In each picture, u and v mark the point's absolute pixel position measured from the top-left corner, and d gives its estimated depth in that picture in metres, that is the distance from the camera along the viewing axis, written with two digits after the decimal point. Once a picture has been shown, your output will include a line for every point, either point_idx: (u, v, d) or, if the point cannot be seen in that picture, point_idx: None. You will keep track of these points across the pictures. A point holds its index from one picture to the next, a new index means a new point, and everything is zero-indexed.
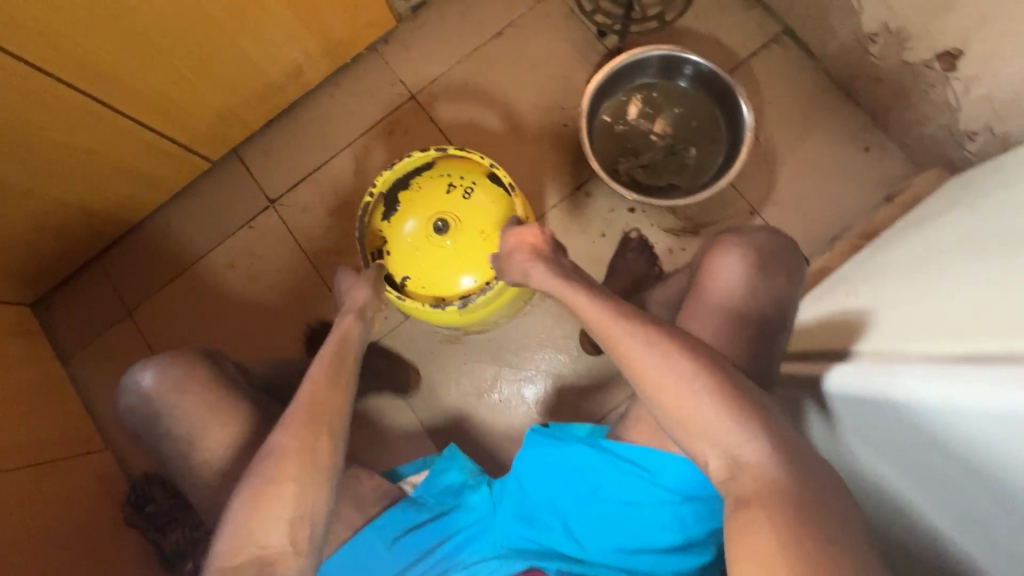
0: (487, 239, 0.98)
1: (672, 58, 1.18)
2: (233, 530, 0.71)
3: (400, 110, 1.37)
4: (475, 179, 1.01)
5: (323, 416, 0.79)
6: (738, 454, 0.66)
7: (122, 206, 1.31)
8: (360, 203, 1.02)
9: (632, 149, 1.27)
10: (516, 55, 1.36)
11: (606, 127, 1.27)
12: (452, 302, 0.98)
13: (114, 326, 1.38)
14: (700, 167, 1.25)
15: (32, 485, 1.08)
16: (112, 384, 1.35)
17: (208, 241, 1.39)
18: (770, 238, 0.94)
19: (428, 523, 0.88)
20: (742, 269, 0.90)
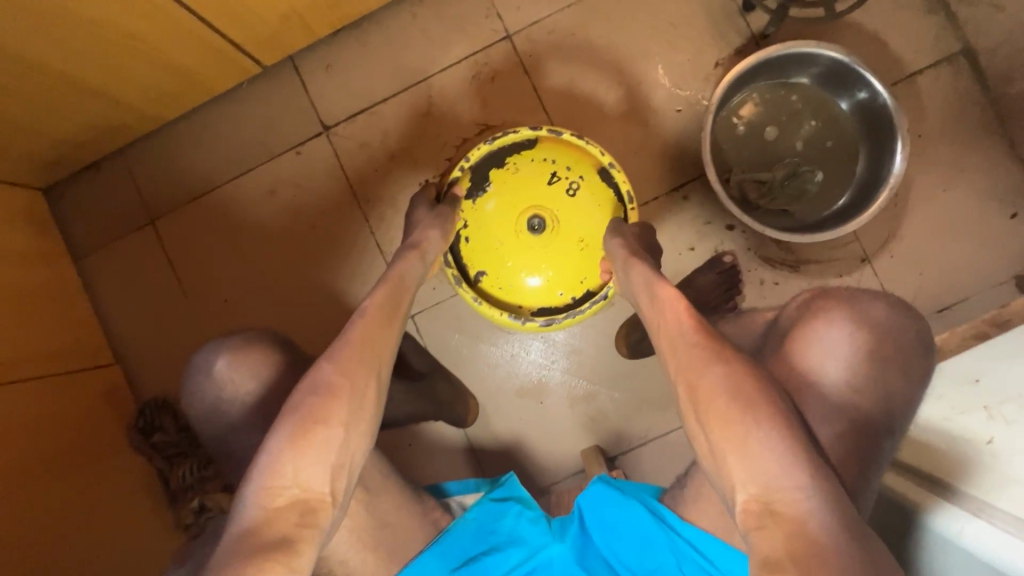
0: (585, 249, 0.84)
1: (842, 66, 0.99)
2: (268, 461, 0.59)
3: (492, 51, 1.17)
4: (584, 174, 0.85)
5: (373, 361, 0.67)
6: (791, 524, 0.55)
7: (156, 101, 1.13)
8: (446, 175, 0.86)
9: (751, 157, 1.10)
10: (641, 11, 1.14)
11: (730, 124, 1.10)
12: (534, 316, 0.85)
13: (133, 232, 1.25)
14: (820, 200, 1.09)
15: (38, 402, 1.00)
16: (127, 295, 1.24)
17: (247, 157, 1.23)
18: (890, 314, 0.75)
19: (482, 558, 0.76)
20: (843, 349, 0.73)
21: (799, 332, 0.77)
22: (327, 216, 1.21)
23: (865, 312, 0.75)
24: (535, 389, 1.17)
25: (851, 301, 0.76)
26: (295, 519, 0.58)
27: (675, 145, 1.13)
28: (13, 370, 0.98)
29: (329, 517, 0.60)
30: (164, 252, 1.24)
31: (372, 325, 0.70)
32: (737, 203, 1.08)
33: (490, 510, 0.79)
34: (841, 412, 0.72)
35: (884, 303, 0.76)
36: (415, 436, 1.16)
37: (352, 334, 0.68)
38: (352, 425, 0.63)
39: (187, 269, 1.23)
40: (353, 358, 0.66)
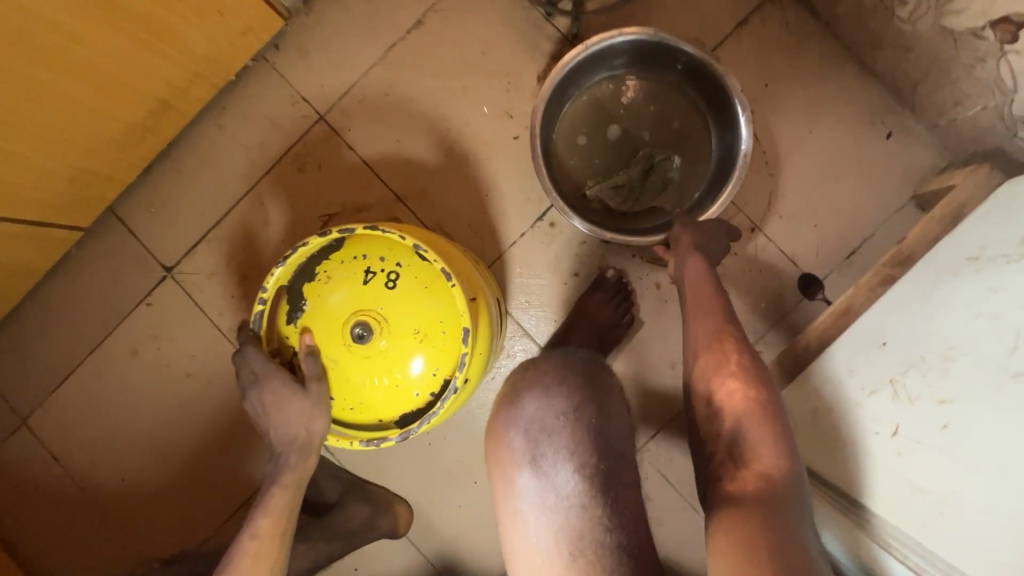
0: (425, 341, 0.75)
1: (654, 41, 0.92)
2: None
3: (308, 137, 1.09)
4: (398, 263, 0.76)
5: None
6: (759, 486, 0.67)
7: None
8: (252, 310, 0.78)
9: (602, 163, 1.02)
10: (443, 50, 1.07)
11: (568, 136, 1.02)
12: (391, 431, 0.77)
13: (6, 439, 1.15)
14: (687, 184, 1.00)
15: None
16: (19, 509, 1.14)
17: (99, 325, 1.14)
18: (545, 399, 0.70)
19: None
20: (527, 451, 0.68)
21: (497, 448, 0.71)
22: (200, 359, 1.12)
23: (548, 388, 0.70)
24: (465, 473, 1.07)
25: (537, 385, 0.71)
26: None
27: (523, 175, 1.06)
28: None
29: None
30: (43, 450, 1.14)
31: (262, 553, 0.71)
32: (601, 220, 0.99)
33: None
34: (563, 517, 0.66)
35: (570, 377, 0.70)
36: (359, 559, 1.09)
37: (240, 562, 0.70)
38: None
39: (72, 459, 1.14)
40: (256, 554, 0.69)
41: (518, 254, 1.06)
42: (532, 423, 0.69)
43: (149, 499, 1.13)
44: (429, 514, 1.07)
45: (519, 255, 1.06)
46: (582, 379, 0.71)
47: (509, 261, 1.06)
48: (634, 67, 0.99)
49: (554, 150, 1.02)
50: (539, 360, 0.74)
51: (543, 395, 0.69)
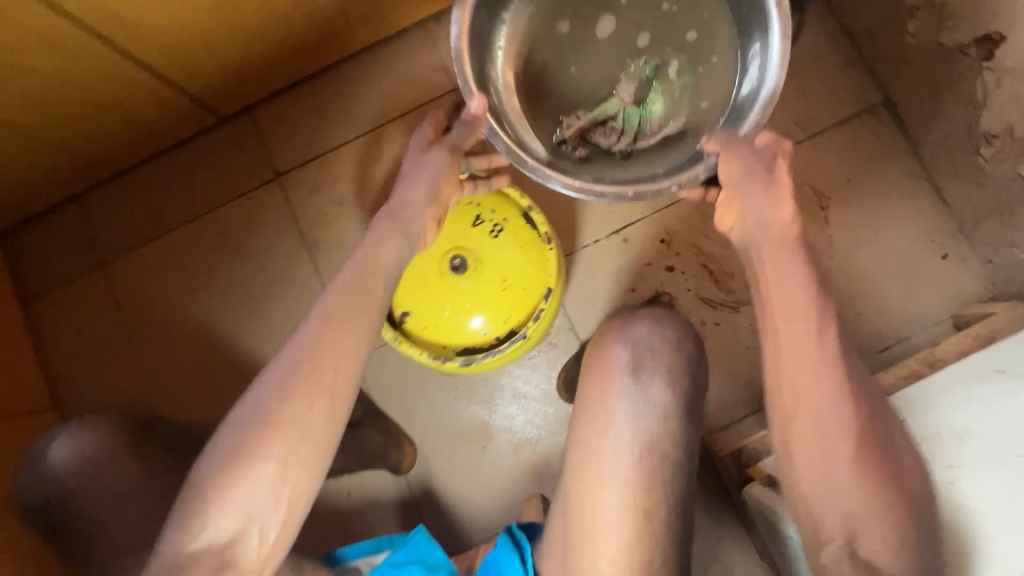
0: (507, 290, 0.85)
1: None
2: (212, 472, 0.60)
3: (439, 101, 1.22)
4: (506, 218, 0.86)
5: (323, 394, 0.63)
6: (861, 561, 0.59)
7: (89, 138, 1.11)
8: None
9: (592, 91, 0.96)
10: None
11: (535, 56, 0.96)
12: (453, 356, 0.85)
13: (85, 273, 1.26)
14: (706, 70, 0.93)
15: None
16: (73, 336, 1.24)
17: (200, 202, 1.25)
18: (653, 329, 0.74)
19: None
20: (630, 363, 0.71)
21: (597, 359, 0.73)
22: (275, 258, 1.23)
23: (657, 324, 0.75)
24: (477, 434, 1.14)
25: (651, 315, 0.76)
26: (212, 565, 0.58)
27: None
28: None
29: (249, 549, 0.60)
30: (111, 295, 1.25)
31: (342, 366, 0.65)
32: (612, 156, 0.94)
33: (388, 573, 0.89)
34: (643, 427, 0.68)
35: (678, 314, 0.77)
36: (353, 485, 1.15)
37: (313, 359, 0.64)
38: (298, 481, 0.62)
39: (134, 310, 1.24)
40: (321, 418, 0.63)
41: (589, 256, 1.16)
42: (639, 342, 0.73)
43: (185, 368, 1.21)
44: (433, 464, 1.14)
45: (589, 257, 1.16)
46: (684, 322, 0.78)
47: (578, 259, 1.16)
48: None
49: (516, 81, 0.95)
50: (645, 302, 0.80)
51: (655, 322, 0.75)
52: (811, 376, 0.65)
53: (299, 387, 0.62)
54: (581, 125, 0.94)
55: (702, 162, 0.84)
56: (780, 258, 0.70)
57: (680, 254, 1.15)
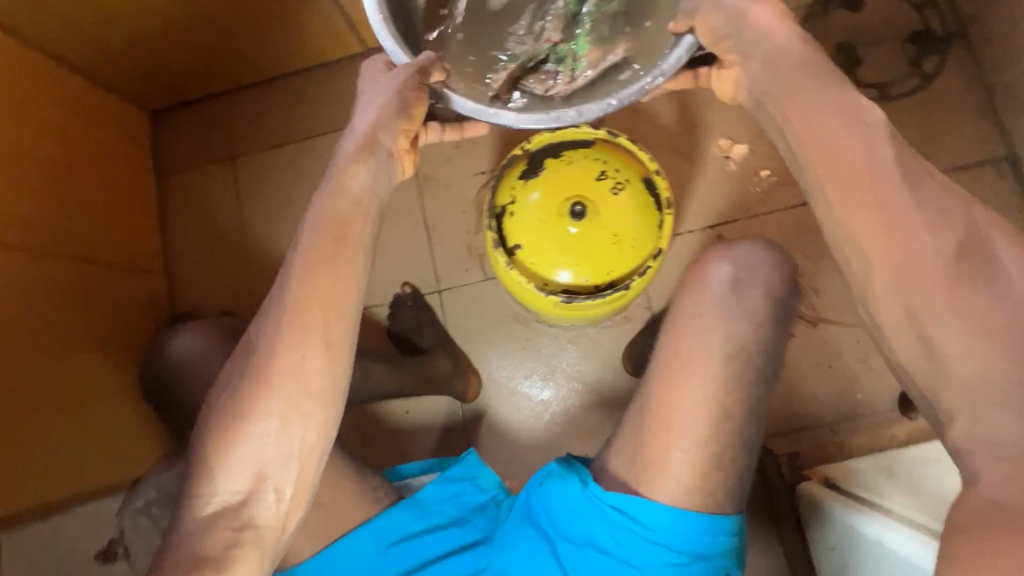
0: (617, 243, 0.89)
1: None
2: (216, 436, 0.61)
3: None
4: (629, 178, 0.92)
5: (312, 333, 0.62)
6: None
7: (221, 4, 1.10)
8: (507, 153, 0.96)
9: (496, 30, 0.89)
10: None
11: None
12: (555, 292, 0.90)
13: (214, 162, 1.38)
14: (635, 7, 0.87)
15: (88, 285, 1.10)
16: (192, 215, 1.36)
17: (329, 120, 1.36)
18: (754, 250, 0.78)
19: (425, 534, 0.79)
20: (731, 282, 0.75)
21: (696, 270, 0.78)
22: None
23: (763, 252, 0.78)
24: (540, 385, 1.19)
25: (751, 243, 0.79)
26: (234, 525, 0.60)
27: (718, 187, 1.21)
28: (71, 247, 1.08)
29: (267, 503, 0.62)
30: (233, 186, 1.37)
31: (326, 305, 0.62)
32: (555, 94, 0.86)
33: (438, 493, 0.82)
34: (733, 338, 0.72)
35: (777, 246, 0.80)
36: (413, 406, 1.21)
37: (297, 302, 0.62)
38: (304, 432, 0.62)
39: (251, 203, 1.35)
40: (316, 368, 0.62)
41: (684, 243, 1.20)
42: (739, 265, 0.76)
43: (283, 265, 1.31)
44: (494, 404, 1.19)
45: (683, 244, 1.20)
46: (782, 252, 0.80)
47: (674, 244, 1.21)
48: None
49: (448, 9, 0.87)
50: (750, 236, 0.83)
51: (753, 248, 0.78)
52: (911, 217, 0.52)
53: (289, 338, 0.61)
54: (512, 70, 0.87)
55: (681, 43, 0.74)
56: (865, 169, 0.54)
57: None
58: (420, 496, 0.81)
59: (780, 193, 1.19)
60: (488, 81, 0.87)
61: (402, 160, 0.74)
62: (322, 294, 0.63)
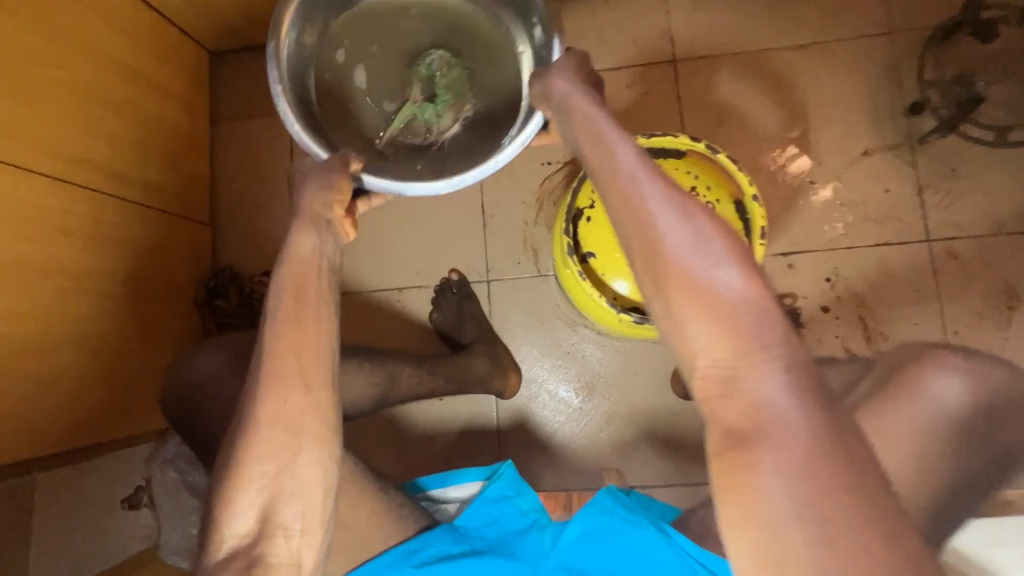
0: None
1: None
2: (219, 483, 0.60)
3: (653, 68, 1.21)
4: (720, 199, 0.86)
5: (292, 376, 0.61)
6: (753, 398, 0.46)
7: None
8: (594, 155, 0.89)
9: (377, 96, 0.88)
10: (802, 80, 1.17)
11: (315, 72, 0.86)
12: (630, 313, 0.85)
13: (271, 115, 1.33)
14: (468, 49, 0.89)
15: (134, 228, 1.06)
16: (243, 167, 1.32)
17: None
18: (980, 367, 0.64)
19: (464, 557, 0.75)
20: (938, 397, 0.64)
21: (900, 373, 0.67)
22: None
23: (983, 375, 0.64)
24: (580, 392, 1.15)
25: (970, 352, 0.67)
26: (242, 566, 0.58)
27: (796, 214, 1.14)
28: (126, 189, 1.05)
29: (279, 545, 0.59)
30: (288, 143, 1.32)
31: (303, 343, 0.61)
32: (442, 148, 0.88)
33: (476, 511, 0.81)
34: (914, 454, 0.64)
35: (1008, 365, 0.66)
36: (450, 404, 1.17)
37: (276, 353, 0.61)
38: (299, 471, 0.60)
39: None
40: (299, 412, 0.60)
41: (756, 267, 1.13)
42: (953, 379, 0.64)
43: None
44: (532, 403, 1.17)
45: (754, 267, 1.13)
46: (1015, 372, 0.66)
47: None
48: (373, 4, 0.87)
49: (353, 76, 0.87)
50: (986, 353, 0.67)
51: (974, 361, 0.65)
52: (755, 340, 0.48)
53: (267, 390, 0.60)
54: (390, 132, 0.87)
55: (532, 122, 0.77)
56: (646, 201, 0.52)
57: (841, 298, 1.11)
58: (458, 523, 0.80)
59: (863, 229, 1.12)
60: (377, 138, 0.87)
61: (342, 225, 0.73)
62: (297, 337, 0.62)
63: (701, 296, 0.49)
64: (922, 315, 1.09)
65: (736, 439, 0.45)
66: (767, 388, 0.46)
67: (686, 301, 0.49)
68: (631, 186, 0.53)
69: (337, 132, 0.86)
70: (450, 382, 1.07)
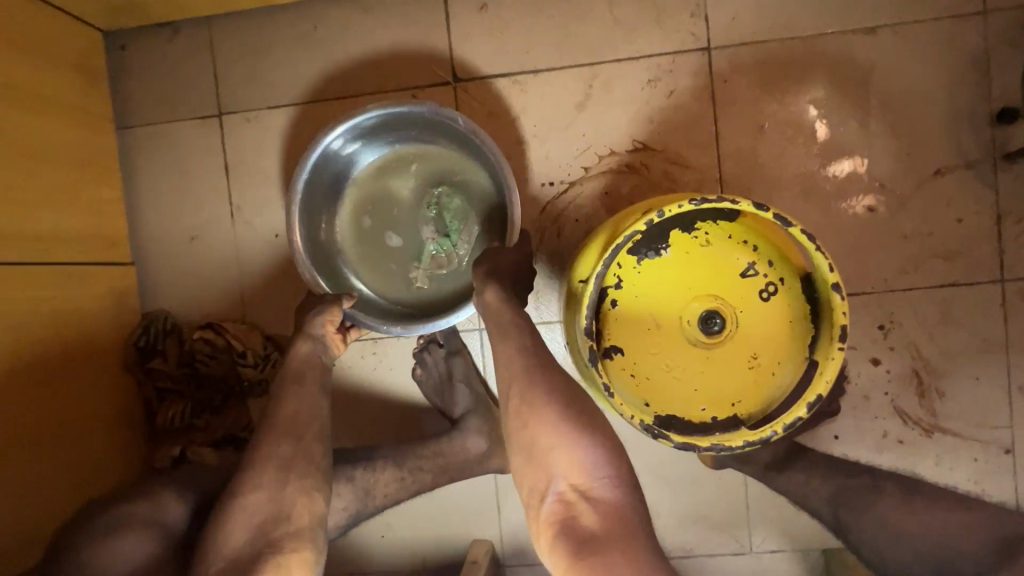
0: (754, 368, 0.67)
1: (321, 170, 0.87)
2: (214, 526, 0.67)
3: (683, 58, 0.95)
4: (783, 278, 0.67)
5: (290, 430, 0.73)
6: (600, 507, 0.59)
7: None
8: (628, 222, 0.63)
9: (398, 248, 0.95)
10: (868, 75, 0.93)
11: (343, 247, 0.95)
12: (669, 434, 0.65)
13: (193, 118, 1.03)
14: (459, 177, 0.94)
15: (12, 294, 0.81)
16: (164, 187, 1.04)
17: (352, 81, 1.00)
18: None
19: None
20: None
21: None
22: None
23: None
24: None
25: None
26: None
27: (849, 248, 0.95)
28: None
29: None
30: (219, 156, 1.03)
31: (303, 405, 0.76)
32: (466, 268, 0.94)
33: None
34: None
35: None
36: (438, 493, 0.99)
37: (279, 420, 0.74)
38: (294, 493, 0.69)
39: (240, 182, 1.03)
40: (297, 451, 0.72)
41: None
42: None
43: (283, 273, 1.03)
44: None
45: None
46: None
47: None
48: (377, 169, 0.94)
49: (376, 233, 0.95)
50: None
51: None
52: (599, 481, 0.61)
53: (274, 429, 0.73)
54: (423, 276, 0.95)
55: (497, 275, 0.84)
56: (526, 363, 0.68)
57: (894, 349, 0.95)
58: None
59: (928, 265, 0.94)
60: (415, 283, 0.95)
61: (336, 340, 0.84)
62: (300, 402, 0.76)
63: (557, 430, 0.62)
64: (985, 369, 0.94)
65: (587, 545, 0.56)
66: (612, 507, 0.60)
67: (544, 434, 0.63)
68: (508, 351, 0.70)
69: (378, 291, 0.95)
70: (442, 474, 0.89)
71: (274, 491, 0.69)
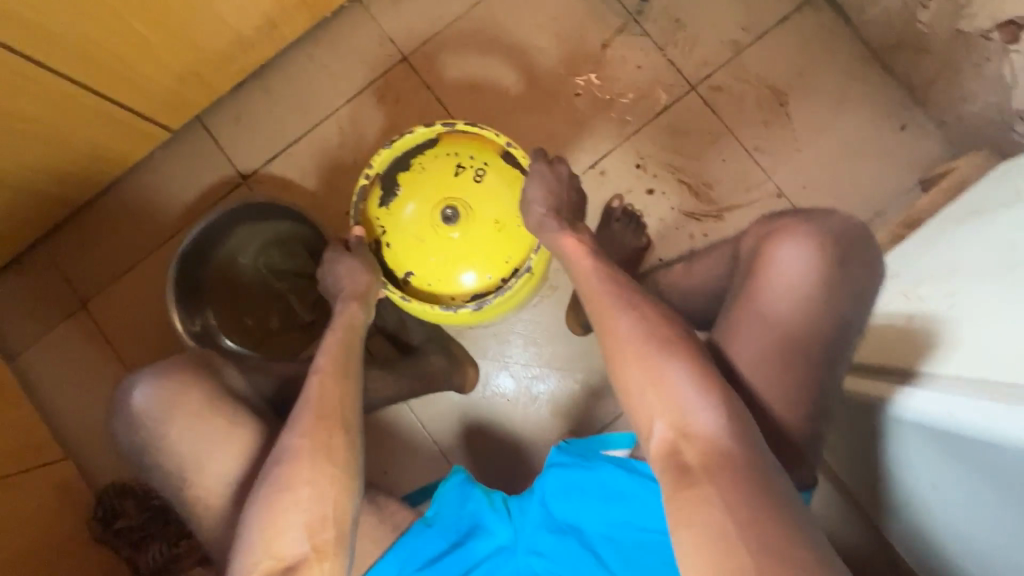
0: (501, 229, 0.93)
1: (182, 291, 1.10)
2: (260, 515, 0.67)
3: (391, 73, 1.21)
4: (486, 159, 0.94)
5: (334, 413, 0.73)
6: (702, 443, 0.57)
7: None
8: (356, 185, 0.95)
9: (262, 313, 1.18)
10: (519, 13, 1.22)
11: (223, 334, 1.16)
12: (464, 302, 0.93)
13: (65, 320, 1.21)
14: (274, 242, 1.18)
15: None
16: (68, 383, 1.20)
17: (171, 223, 1.22)
18: (845, 223, 0.69)
19: (444, 556, 0.78)
20: (798, 276, 0.66)
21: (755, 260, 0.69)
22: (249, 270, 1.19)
23: (835, 243, 0.66)
24: (500, 390, 1.19)
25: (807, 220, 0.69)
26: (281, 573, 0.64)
27: (581, 128, 1.19)
28: None
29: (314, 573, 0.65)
30: (99, 334, 1.21)
31: (336, 380, 0.76)
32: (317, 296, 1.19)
33: (448, 503, 0.83)
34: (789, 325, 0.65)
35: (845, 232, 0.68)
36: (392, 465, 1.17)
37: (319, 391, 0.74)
38: (336, 494, 0.69)
39: (124, 345, 1.20)
40: (340, 445, 0.71)
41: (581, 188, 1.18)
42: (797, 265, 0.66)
43: None
44: (474, 428, 1.19)
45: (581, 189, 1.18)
46: (845, 234, 0.68)
47: None
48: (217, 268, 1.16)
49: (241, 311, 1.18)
50: (824, 215, 0.69)
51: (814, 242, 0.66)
52: (702, 412, 0.59)
53: (315, 427, 0.71)
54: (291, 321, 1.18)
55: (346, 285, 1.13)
56: (609, 304, 0.68)
57: (657, 174, 1.17)
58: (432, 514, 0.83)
59: (640, 107, 1.19)
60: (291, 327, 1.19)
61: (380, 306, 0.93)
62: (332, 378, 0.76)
63: (643, 366, 0.62)
64: (725, 150, 1.17)
65: (687, 477, 0.56)
66: (715, 445, 0.57)
67: (629, 376, 0.62)
68: (595, 290, 0.71)
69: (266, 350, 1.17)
70: (414, 384, 1.09)
71: (315, 494, 0.68)
